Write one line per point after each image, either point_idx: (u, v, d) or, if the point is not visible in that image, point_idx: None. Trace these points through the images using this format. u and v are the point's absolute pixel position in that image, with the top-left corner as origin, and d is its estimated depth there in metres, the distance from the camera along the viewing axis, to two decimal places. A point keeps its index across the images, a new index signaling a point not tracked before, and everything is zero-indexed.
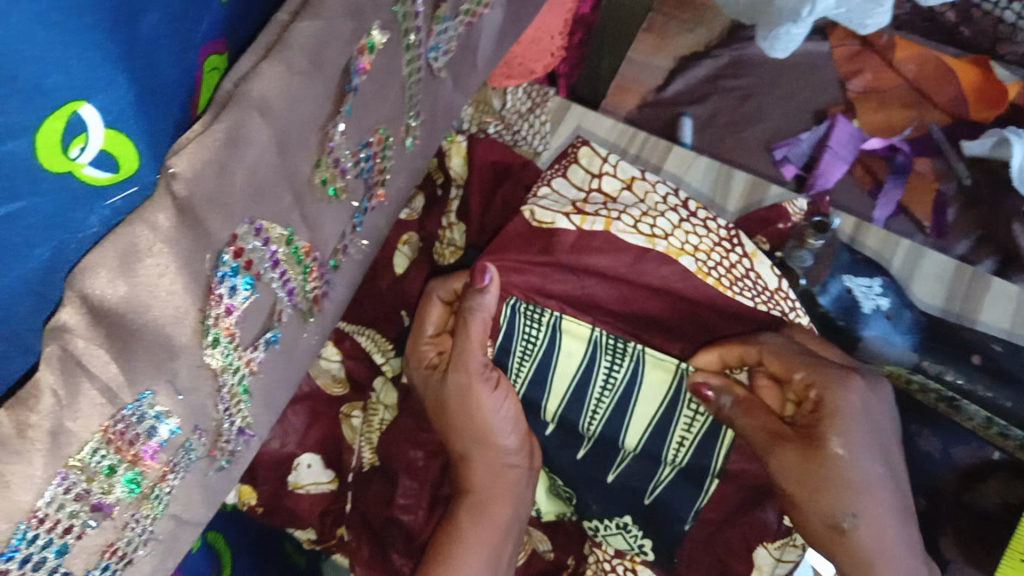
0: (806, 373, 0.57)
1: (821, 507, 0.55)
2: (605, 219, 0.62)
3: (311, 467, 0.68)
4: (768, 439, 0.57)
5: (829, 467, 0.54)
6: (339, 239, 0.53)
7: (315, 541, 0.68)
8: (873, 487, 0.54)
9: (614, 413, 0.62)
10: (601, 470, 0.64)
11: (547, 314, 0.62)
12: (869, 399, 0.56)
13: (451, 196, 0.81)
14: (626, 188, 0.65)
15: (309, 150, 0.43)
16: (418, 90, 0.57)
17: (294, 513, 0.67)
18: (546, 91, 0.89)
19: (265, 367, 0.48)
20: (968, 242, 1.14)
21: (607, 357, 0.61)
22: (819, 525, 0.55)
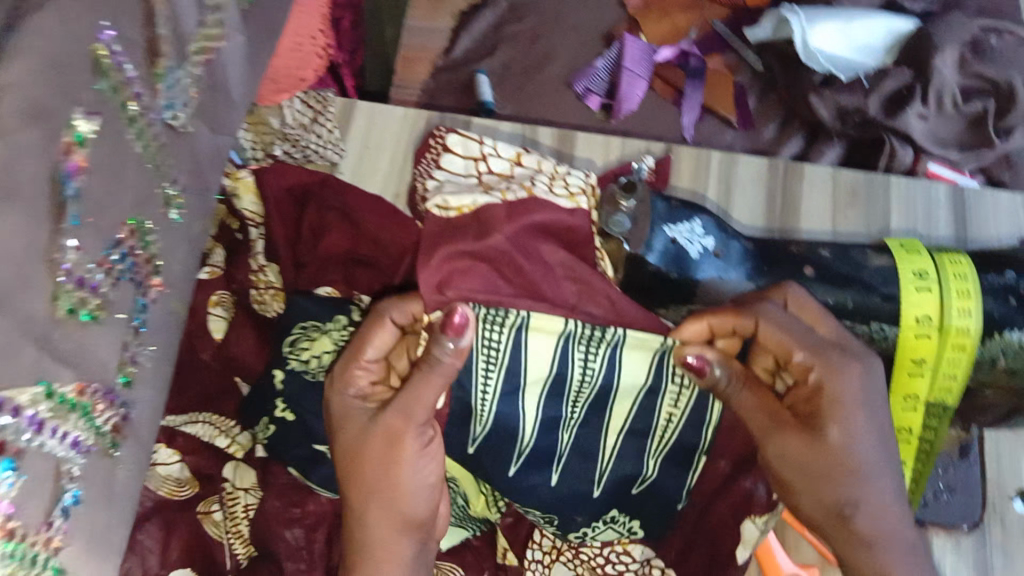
0: (808, 354, 0.50)
1: (824, 495, 0.50)
2: (525, 188, 0.59)
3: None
4: (770, 421, 0.51)
5: (832, 456, 0.49)
6: (122, 350, 0.46)
7: None
8: (875, 473, 0.50)
9: (589, 410, 0.58)
10: (587, 473, 0.59)
11: (512, 316, 0.54)
12: (871, 382, 0.50)
13: (252, 237, 0.73)
14: (515, 165, 0.63)
15: (34, 285, 0.36)
16: (166, 155, 0.50)
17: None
18: (324, 96, 0.82)
19: (73, 533, 0.42)
20: (774, 124, 1.16)
21: (581, 347, 0.55)
22: (819, 514, 0.51)
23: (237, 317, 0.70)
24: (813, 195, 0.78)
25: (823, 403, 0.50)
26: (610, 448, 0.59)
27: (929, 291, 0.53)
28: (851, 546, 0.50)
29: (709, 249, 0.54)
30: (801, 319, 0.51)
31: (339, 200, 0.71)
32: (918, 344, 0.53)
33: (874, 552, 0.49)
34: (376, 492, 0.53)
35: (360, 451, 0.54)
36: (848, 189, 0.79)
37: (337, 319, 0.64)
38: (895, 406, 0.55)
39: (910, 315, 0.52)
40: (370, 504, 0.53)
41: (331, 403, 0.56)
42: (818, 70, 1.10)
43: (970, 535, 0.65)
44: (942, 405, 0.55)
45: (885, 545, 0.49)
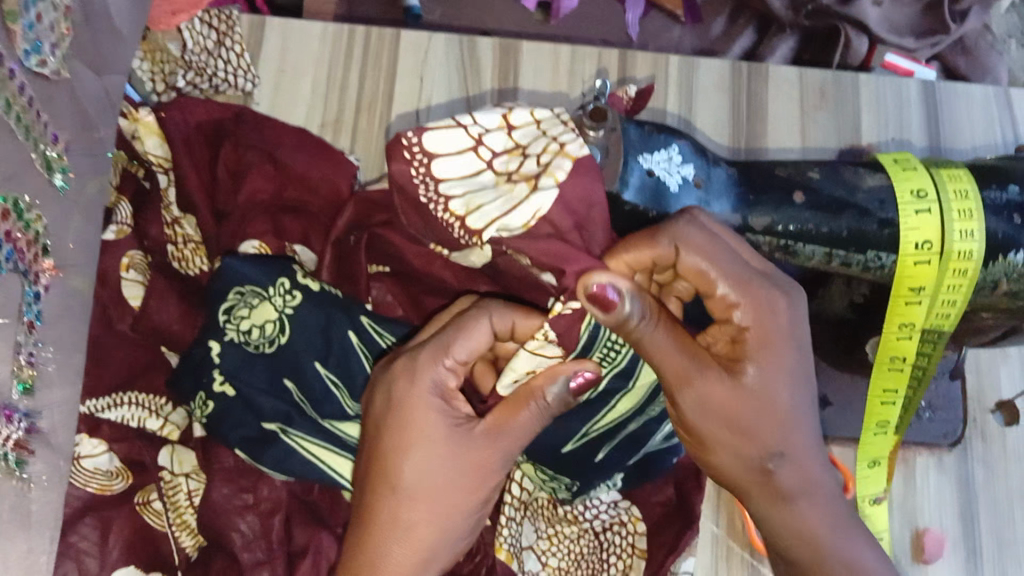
0: (732, 290, 0.46)
1: (745, 446, 0.47)
2: (556, 152, 0.45)
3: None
4: (690, 364, 0.46)
5: (756, 400, 0.46)
6: (15, 354, 0.42)
7: None
8: (799, 420, 0.47)
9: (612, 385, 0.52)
10: (594, 449, 0.54)
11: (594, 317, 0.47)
12: (797, 317, 0.47)
13: (163, 185, 0.64)
14: (510, 132, 0.47)
15: None
16: (39, 116, 0.43)
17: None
18: (230, 14, 0.70)
19: None
20: (723, 17, 1.09)
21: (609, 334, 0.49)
22: (738, 468, 0.48)
23: (157, 282, 0.60)
24: (779, 101, 0.73)
25: (760, 339, 0.46)
26: (626, 428, 0.54)
27: (927, 213, 0.48)
28: (767, 497, 0.48)
29: (689, 178, 0.48)
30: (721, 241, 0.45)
31: (256, 142, 0.63)
32: (917, 272, 0.49)
33: (791, 505, 0.48)
34: (428, 512, 0.48)
35: (429, 476, 0.48)
36: (816, 92, 0.73)
37: (280, 283, 0.56)
38: (890, 335, 0.53)
39: (908, 242, 0.48)
40: (418, 528, 0.48)
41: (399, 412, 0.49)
42: None
43: (952, 452, 0.65)
44: (938, 331, 0.52)
45: (813, 488, 0.48)
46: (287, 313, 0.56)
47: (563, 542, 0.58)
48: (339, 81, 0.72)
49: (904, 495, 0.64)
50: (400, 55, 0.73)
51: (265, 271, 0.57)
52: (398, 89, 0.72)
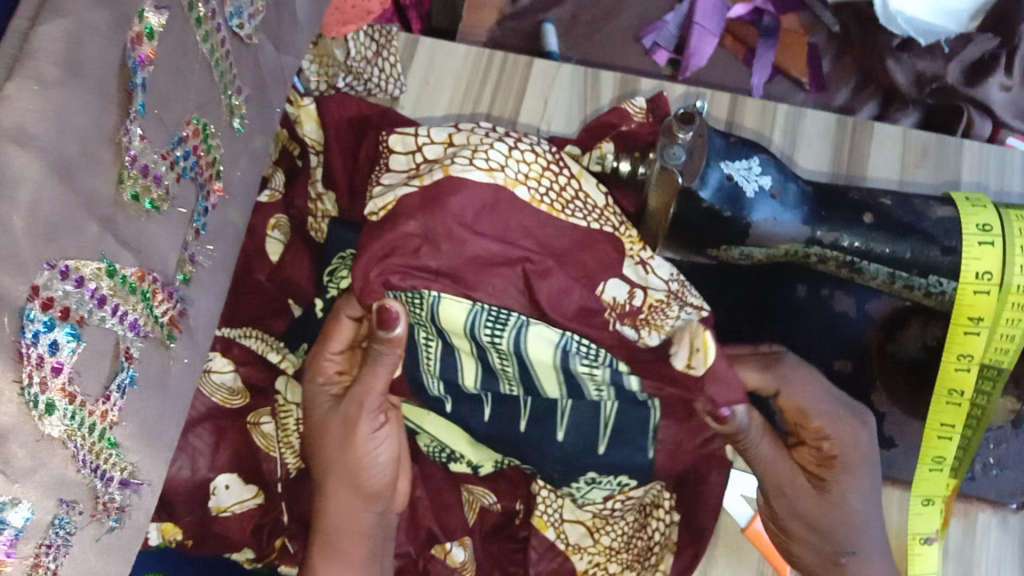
0: (822, 423, 0.58)
1: (827, 545, 0.57)
2: (443, 165, 0.54)
3: (230, 488, 0.63)
4: (790, 483, 0.58)
5: (841, 505, 0.57)
6: (182, 249, 0.47)
7: (256, 559, 0.64)
8: (866, 524, 0.57)
9: (523, 385, 0.57)
10: (549, 429, 0.58)
11: (425, 297, 0.54)
12: (862, 434, 0.58)
13: (313, 164, 0.74)
14: (447, 146, 0.60)
15: (103, 168, 0.38)
16: (231, 65, 0.51)
17: (224, 537, 0.63)
18: (389, 29, 0.82)
19: (128, 412, 0.44)
20: (848, 89, 1.13)
21: (489, 325, 0.55)
22: (814, 560, 0.58)
23: (292, 241, 0.71)
24: (881, 151, 0.76)
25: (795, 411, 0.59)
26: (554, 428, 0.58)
27: (992, 245, 0.51)
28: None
29: (765, 188, 0.52)
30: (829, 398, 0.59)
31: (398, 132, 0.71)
32: (976, 301, 0.52)
33: (864, 570, 0.57)
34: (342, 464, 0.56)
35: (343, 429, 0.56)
36: (919, 149, 0.76)
37: (367, 250, 0.64)
38: (949, 364, 0.56)
39: (971, 271, 0.51)
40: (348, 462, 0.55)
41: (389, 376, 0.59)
42: (898, 33, 1.07)
43: (1017, 514, 0.63)
44: (997, 367, 0.56)
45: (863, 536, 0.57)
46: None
47: (610, 525, 0.62)
48: (473, 96, 0.81)
49: (961, 544, 0.63)
50: (531, 78, 0.82)
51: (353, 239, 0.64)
52: (525, 106, 0.80)
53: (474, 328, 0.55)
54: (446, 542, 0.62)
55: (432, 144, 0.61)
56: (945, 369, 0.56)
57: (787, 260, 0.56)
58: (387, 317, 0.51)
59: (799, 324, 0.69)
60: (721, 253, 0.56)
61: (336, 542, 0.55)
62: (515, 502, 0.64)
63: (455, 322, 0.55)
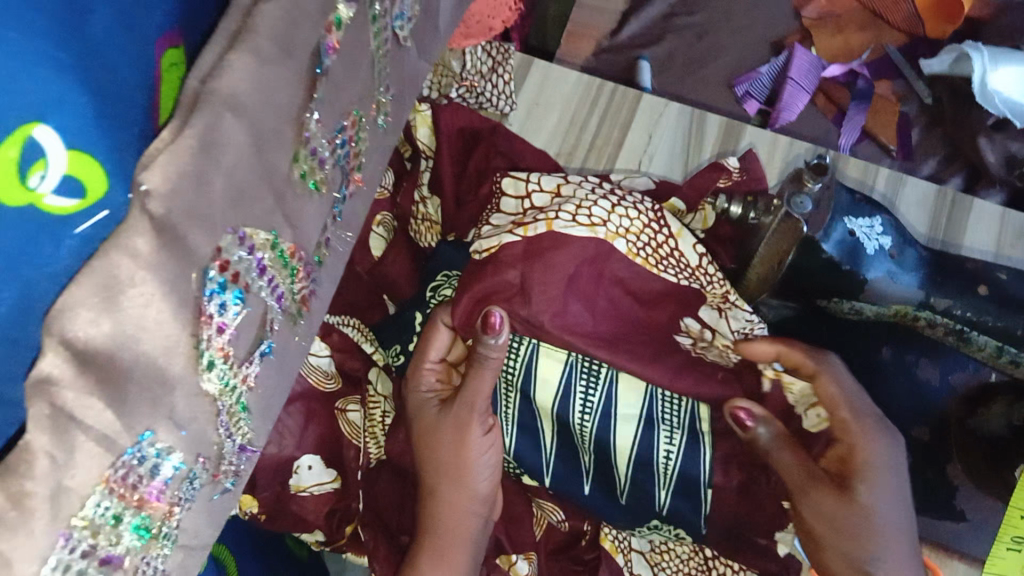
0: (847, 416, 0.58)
1: (850, 549, 0.55)
2: (546, 219, 0.59)
3: (312, 469, 0.64)
4: (803, 479, 0.57)
5: (867, 509, 0.54)
6: (321, 232, 0.48)
7: (324, 542, 0.66)
8: (899, 536, 0.55)
9: (600, 429, 0.60)
10: (610, 490, 0.62)
11: (525, 342, 0.60)
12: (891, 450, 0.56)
13: (421, 168, 0.75)
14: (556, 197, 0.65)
15: (284, 144, 0.40)
16: (387, 63, 0.53)
17: (298, 517, 0.64)
18: (506, 48, 0.83)
19: (261, 380, 0.45)
20: (934, 161, 1.15)
21: (582, 383, 0.60)
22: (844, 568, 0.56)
23: (395, 237, 0.72)
24: (977, 225, 0.77)
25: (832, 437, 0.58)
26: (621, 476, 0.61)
27: None
28: None
29: (885, 248, 0.53)
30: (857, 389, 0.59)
31: (510, 150, 0.74)
32: None
33: None
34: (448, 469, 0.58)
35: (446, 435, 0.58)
36: (1017, 229, 0.76)
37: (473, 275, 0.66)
38: None
39: None
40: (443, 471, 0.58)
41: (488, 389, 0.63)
42: (993, 113, 1.06)
43: None
44: None
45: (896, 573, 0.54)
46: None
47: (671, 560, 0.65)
48: (579, 122, 0.83)
49: None
50: (637, 113, 0.83)
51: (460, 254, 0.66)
52: (629, 141, 0.82)
53: (570, 380, 0.60)
54: (513, 553, 0.64)
55: (542, 193, 0.66)
56: None
57: (892, 320, 0.56)
58: (492, 325, 0.54)
59: (877, 385, 0.70)
60: (830, 305, 0.57)
61: (444, 546, 0.57)
62: (583, 523, 0.65)
63: (544, 393, 0.60)
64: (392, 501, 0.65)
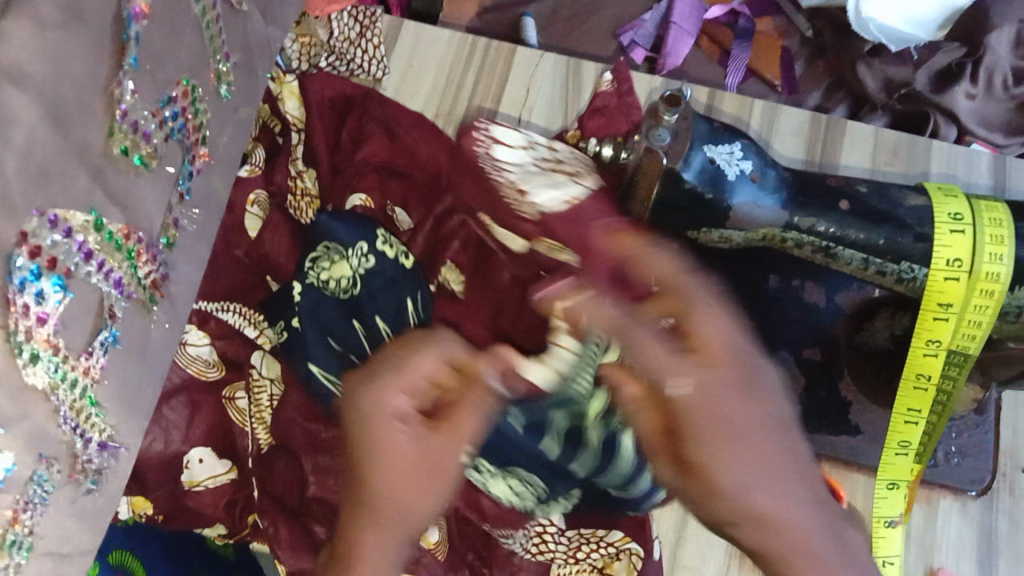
0: None
1: None
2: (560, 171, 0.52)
3: (204, 462, 0.63)
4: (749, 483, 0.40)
5: None
6: (165, 212, 0.46)
7: (228, 535, 0.63)
8: None
9: (558, 399, 0.51)
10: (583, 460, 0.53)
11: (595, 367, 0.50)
12: None
13: (295, 141, 0.72)
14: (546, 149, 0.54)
15: (93, 116, 0.37)
16: (220, 29, 0.50)
17: (194, 512, 0.62)
18: (373, 12, 0.81)
19: (111, 371, 0.43)
20: (818, 93, 1.15)
21: (589, 374, 0.50)
22: None
23: (272, 215, 0.69)
24: (853, 146, 0.78)
25: (709, 351, 0.36)
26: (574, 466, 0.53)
27: (963, 233, 0.53)
28: None
29: (746, 172, 0.53)
30: None
31: (383, 113, 0.70)
32: (946, 288, 0.54)
33: None
34: None
35: None
36: (890, 145, 0.78)
37: (359, 247, 0.63)
38: (918, 350, 0.58)
39: (941, 258, 0.53)
40: None
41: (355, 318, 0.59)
42: (869, 40, 1.09)
43: (977, 499, 0.66)
44: (965, 352, 0.57)
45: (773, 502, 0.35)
46: (362, 273, 0.62)
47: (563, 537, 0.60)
48: (455, 82, 0.81)
49: (922, 530, 0.65)
50: (514, 66, 0.82)
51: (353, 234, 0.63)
52: (507, 94, 0.81)
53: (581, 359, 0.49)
54: (423, 522, 0.61)
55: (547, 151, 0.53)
56: (912, 355, 0.59)
57: (764, 245, 0.57)
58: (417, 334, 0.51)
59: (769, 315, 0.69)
60: (700, 235, 0.57)
61: None
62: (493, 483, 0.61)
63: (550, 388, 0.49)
64: (288, 486, 0.62)
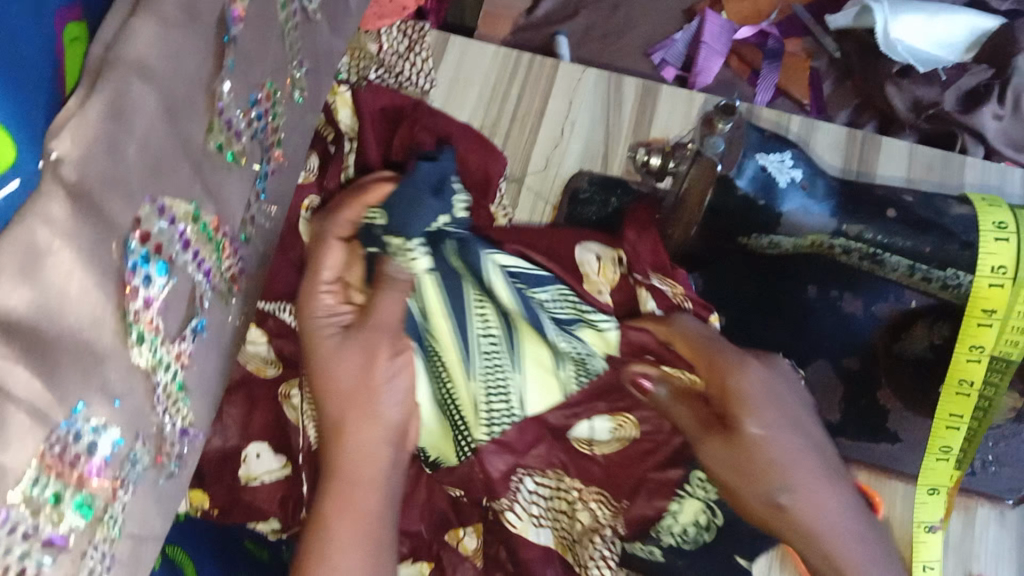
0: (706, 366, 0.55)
1: (757, 490, 0.52)
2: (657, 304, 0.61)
3: (260, 457, 0.66)
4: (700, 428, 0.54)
5: (751, 449, 0.52)
6: (245, 210, 0.48)
7: (280, 530, 0.66)
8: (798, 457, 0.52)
9: None
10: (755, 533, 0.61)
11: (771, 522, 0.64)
12: (772, 381, 0.54)
13: (346, 150, 0.74)
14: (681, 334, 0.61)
15: (197, 112, 0.40)
16: (298, 37, 0.53)
17: (252, 506, 0.65)
18: (421, 26, 0.83)
19: (196, 357, 0.45)
20: (847, 111, 1.19)
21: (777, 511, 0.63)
22: (756, 505, 0.53)
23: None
24: (889, 159, 0.80)
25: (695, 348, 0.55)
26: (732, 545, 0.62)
27: (1006, 241, 0.55)
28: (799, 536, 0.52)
29: (797, 180, 0.55)
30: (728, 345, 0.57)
31: (434, 121, 0.74)
32: (991, 294, 0.56)
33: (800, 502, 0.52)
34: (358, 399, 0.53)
35: (339, 367, 0.53)
36: (926, 160, 0.80)
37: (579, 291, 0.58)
38: (961, 356, 0.60)
39: (987, 265, 0.55)
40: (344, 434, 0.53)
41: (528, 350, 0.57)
42: (897, 61, 1.11)
43: (1014, 509, 0.67)
44: (1007, 359, 0.59)
45: (838, 547, 0.51)
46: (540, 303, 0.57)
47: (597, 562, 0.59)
48: (501, 94, 0.83)
49: (961, 537, 0.66)
50: (556, 81, 0.84)
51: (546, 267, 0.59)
52: (550, 106, 0.83)
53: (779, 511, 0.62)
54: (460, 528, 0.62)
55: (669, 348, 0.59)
56: (955, 361, 0.61)
57: (810, 251, 0.59)
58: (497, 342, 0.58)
59: (807, 322, 0.71)
60: (750, 242, 0.59)
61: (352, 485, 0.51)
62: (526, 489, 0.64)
63: None
64: None
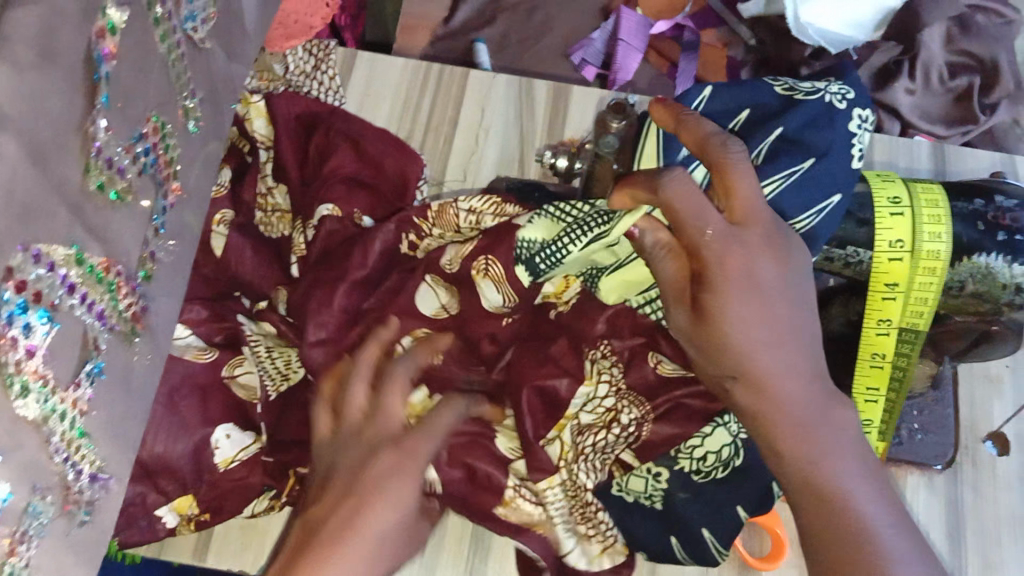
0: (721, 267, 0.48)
1: (728, 322, 0.49)
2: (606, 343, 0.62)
3: (230, 438, 0.63)
4: (681, 292, 0.50)
5: (722, 267, 0.48)
6: (142, 246, 0.48)
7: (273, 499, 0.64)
8: (780, 334, 0.49)
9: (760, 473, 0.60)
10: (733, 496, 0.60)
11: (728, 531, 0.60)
12: (779, 269, 0.50)
13: (263, 159, 0.74)
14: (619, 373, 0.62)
15: (70, 154, 0.39)
16: (185, 67, 0.52)
17: (239, 486, 0.63)
18: (328, 44, 0.82)
19: (99, 403, 0.44)
20: None
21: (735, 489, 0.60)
22: (722, 366, 0.50)
23: (235, 236, 0.69)
24: None
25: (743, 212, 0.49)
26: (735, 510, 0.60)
27: (902, 214, 0.58)
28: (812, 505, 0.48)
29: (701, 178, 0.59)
30: (757, 288, 0.49)
31: (348, 126, 0.72)
32: (891, 267, 0.59)
33: (791, 455, 0.49)
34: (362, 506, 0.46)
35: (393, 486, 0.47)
36: None
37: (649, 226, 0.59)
38: (870, 330, 0.62)
39: (885, 239, 0.59)
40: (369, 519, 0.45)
41: (732, 188, 0.48)
42: (810, 44, 1.12)
43: (943, 473, 0.68)
44: (914, 329, 0.60)
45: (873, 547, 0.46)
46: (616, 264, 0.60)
47: (597, 455, 0.60)
48: (413, 106, 0.83)
49: None
50: (467, 90, 0.85)
51: (836, 216, 0.57)
52: (463, 115, 0.83)
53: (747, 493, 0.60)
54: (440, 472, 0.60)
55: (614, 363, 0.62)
56: (865, 334, 0.62)
57: None
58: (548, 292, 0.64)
59: None
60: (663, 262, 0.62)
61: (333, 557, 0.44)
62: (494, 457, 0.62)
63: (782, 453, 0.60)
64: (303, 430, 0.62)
